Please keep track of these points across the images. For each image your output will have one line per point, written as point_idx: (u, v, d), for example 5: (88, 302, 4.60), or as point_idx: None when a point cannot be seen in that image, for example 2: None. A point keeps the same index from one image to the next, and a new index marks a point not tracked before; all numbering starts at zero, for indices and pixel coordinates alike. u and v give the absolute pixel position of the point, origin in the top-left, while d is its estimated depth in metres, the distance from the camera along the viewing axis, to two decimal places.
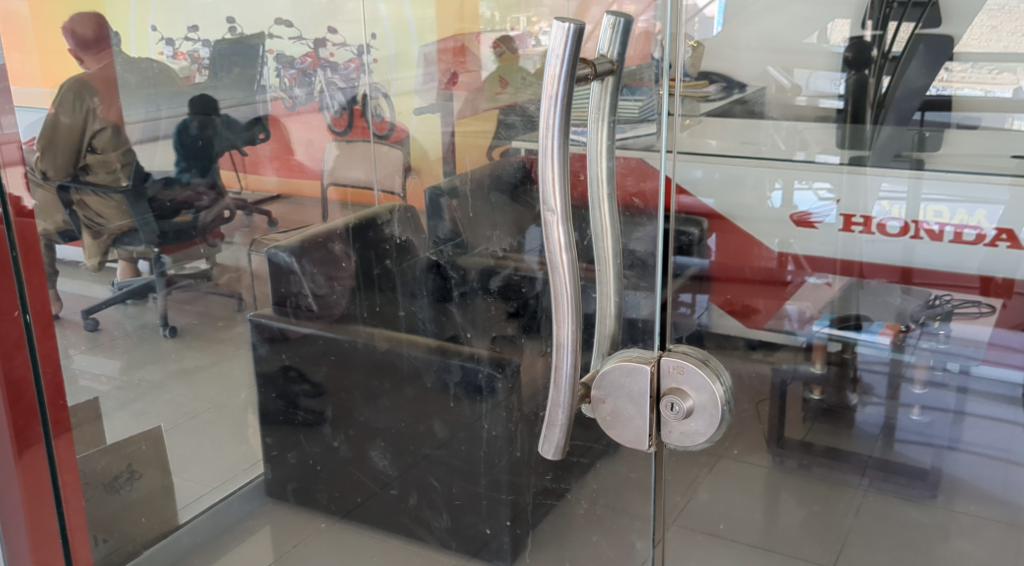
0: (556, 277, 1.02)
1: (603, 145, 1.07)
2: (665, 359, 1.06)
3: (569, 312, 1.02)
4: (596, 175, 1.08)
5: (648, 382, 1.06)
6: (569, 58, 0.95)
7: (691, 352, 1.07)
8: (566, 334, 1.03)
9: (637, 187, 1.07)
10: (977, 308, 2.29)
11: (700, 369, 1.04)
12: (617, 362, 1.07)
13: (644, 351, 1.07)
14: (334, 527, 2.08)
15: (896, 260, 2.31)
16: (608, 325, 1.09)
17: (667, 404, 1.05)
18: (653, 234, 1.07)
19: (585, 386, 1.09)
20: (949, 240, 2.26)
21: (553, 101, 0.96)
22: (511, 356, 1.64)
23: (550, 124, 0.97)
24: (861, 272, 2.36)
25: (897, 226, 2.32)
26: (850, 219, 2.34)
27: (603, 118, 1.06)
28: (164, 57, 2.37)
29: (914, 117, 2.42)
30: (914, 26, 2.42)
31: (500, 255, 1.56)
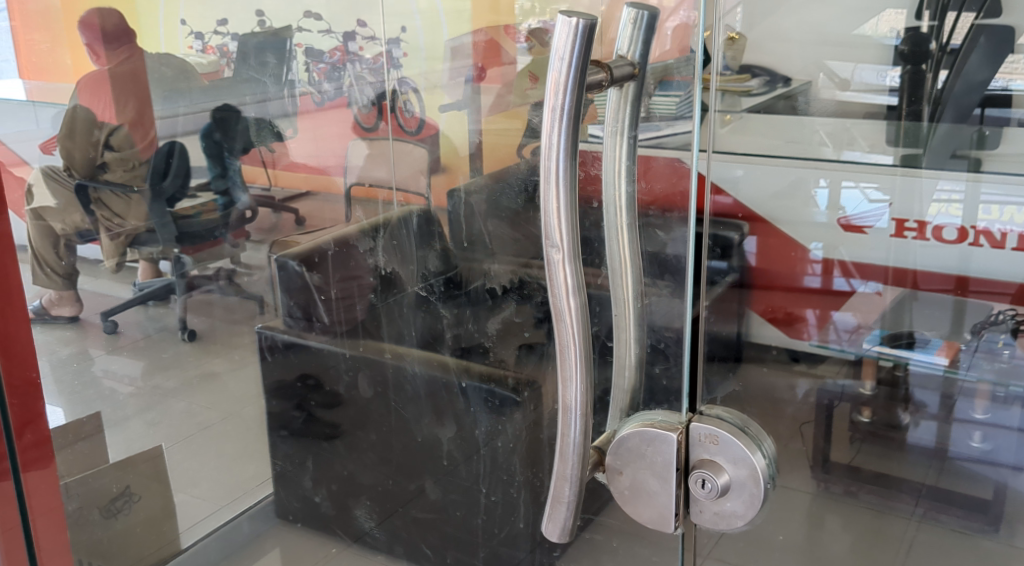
0: (558, 318, 0.89)
1: (622, 162, 0.91)
2: (696, 426, 0.94)
3: (574, 363, 0.90)
4: (613, 199, 0.93)
5: (674, 452, 0.94)
6: (576, 64, 0.82)
7: (728, 417, 0.93)
8: (572, 387, 0.90)
9: (660, 215, 0.90)
10: None
11: (735, 438, 0.92)
12: (636, 428, 0.96)
13: (669, 415, 0.95)
14: (344, 554, 1.89)
15: (951, 268, 2.23)
16: (625, 375, 0.96)
17: (699, 479, 0.93)
18: (680, 268, 0.90)
19: (599, 450, 0.99)
20: (1011, 248, 2.11)
21: (557, 116, 0.84)
22: (535, 377, 1.33)
23: (552, 142, 0.84)
24: (914, 284, 2.33)
25: (955, 232, 2.18)
26: (904, 224, 2.24)
27: (621, 131, 0.91)
28: (193, 50, 2.17)
29: (975, 113, 2.11)
30: (974, 15, 2.17)
31: (498, 287, 1.32)
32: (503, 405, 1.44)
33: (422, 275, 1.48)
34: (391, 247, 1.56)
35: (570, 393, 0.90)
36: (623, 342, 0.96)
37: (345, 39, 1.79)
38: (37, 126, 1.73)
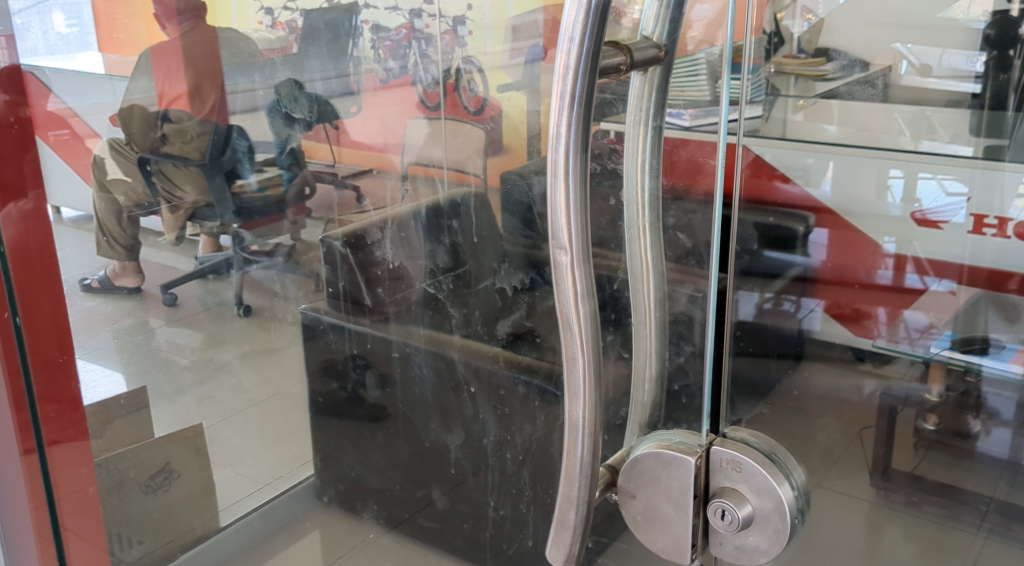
0: (569, 351, 0.67)
1: (641, 162, 0.71)
2: (720, 446, 0.73)
3: (587, 403, 0.68)
4: (632, 206, 0.72)
5: (693, 475, 0.73)
6: (589, 47, 0.61)
7: (756, 438, 0.73)
8: (582, 426, 0.68)
9: (680, 218, 0.70)
10: None
11: (764, 468, 0.71)
12: (652, 445, 0.74)
13: (690, 432, 0.73)
14: (379, 539, 1.90)
15: None
16: (630, 429, 0.76)
17: (716, 507, 0.73)
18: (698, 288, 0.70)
19: (612, 469, 0.76)
20: None
21: (568, 102, 0.62)
22: None
23: (557, 126, 0.63)
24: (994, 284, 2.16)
25: None
26: (983, 220, 2.10)
27: (646, 121, 0.70)
28: (261, 25, 1.55)
29: None
30: None
31: (507, 289, 1.18)
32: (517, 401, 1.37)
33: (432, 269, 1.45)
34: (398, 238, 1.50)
35: (579, 443, 0.69)
36: (637, 379, 0.75)
37: (409, 15, 1.38)
38: (114, 98, 1.54)
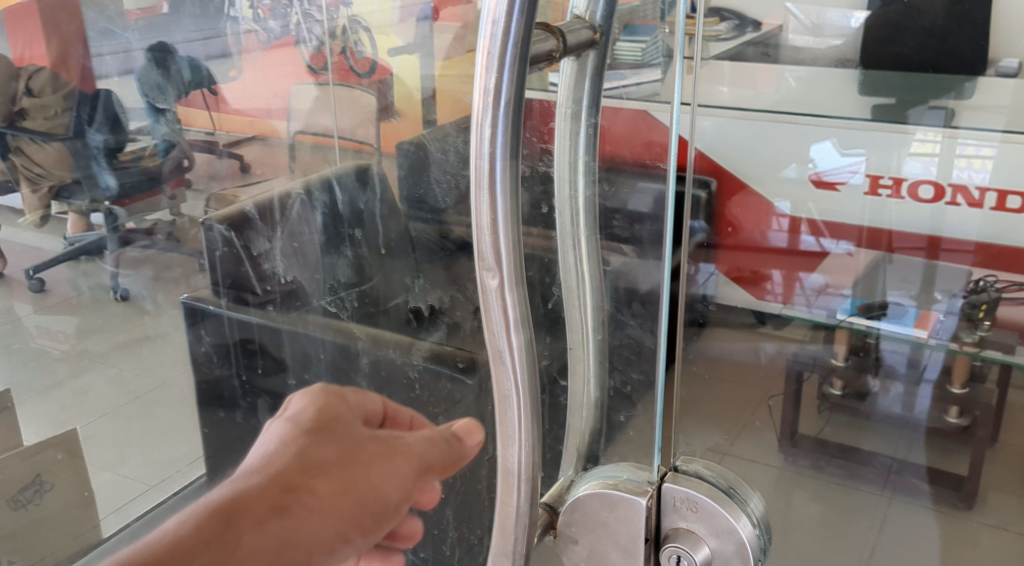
0: (502, 390, 0.56)
1: (572, 162, 0.61)
2: (670, 487, 0.62)
3: (523, 447, 0.57)
4: (564, 214, 0.62)
5: (641, 524, 0.62)
6: (516, 35, 0.51)
7: (711, 474, 0.63)
8: (520, 466, 0.57)
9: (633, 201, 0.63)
10: None
11: (725, 508, 0.61)
12: (594, 490, 0.63)
13: (637, 470, 0.63)
14: None
15: (924, 228, 2.09)
16: (566, 460, 0.65)
17: (670, 557, 0.62)
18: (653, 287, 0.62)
19: (550, 509, 0.65)
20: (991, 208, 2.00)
21: (499, 98, 0.52)
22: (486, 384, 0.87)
23: (483, 130, 0.52)
24: (890, 245, 2.17)
25: (931, 190, 2.06)
26: (878, 180, 2.09)
27: (578, 116, 0.61)
28: None
29: None
30: None
31: (419, 306, 1.28)
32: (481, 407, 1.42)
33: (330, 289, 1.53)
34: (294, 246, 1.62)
35: (519, 496, 0.58)
36: (574, 405, 0.65)
37: None
38: None
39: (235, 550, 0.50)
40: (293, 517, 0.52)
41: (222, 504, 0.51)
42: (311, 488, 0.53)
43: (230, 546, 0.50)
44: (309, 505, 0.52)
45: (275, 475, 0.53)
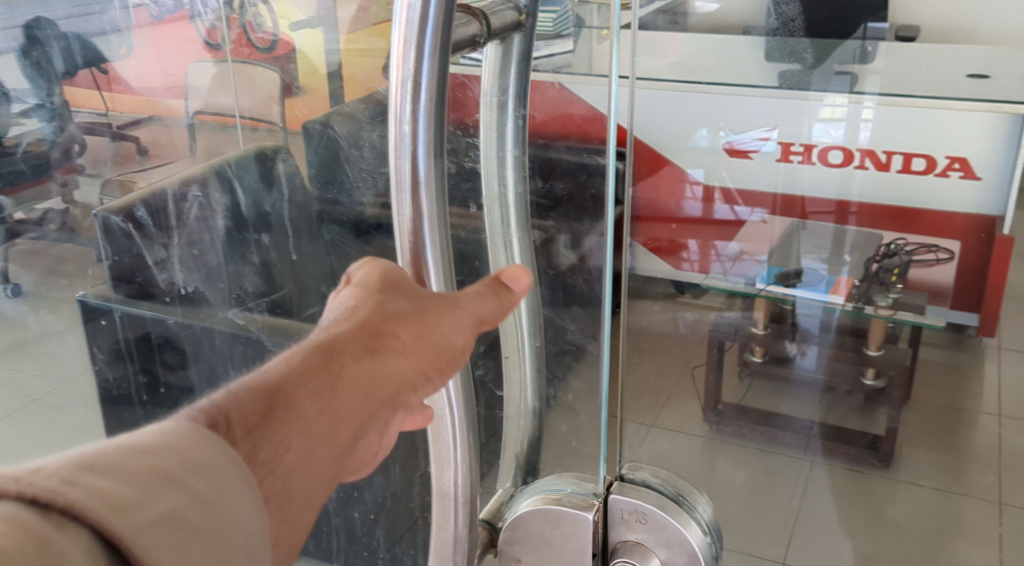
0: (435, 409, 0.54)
1: (500, 159, 0.59)
2: (616, 500, 0.61)
3: (460, 469, 0.56)
4: (493, 213, 0.60)
5: (589, 540, 0.61)
6: (435, 32, 0.48)
7: (658, 483, 0.61)
8: (457, 486, 0.57)
9: (572, 188, 0.58)
10: (933, 255, 2.08)
11: (674, 518, 0.59)
12: (536, 506, 0.61)
13: (581, 482, 0.62)
14: None
15: (832, 193, 2.17)
16: (503, 473, 0.65)
17: None
18: (593, 287, 0.58)
19: (489, 526, 0.64)
20: (897, 170, 2.08)
21: (419, 92, 0.48)
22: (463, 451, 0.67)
23: (402, 127, 0.49)
24: (803, 211, 2.21)
25: (840, 155, 2.12)
26: (790, 147, 2.15)
27: (504, 106, 0.57)
28: None
29: None
30: None
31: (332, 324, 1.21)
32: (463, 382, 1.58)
33: (236, 298, 1.50)
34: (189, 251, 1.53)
35: (458, 518, 0.58)
36: (510, 414, 0.64)
37: None
38: None
39: (330, 392, 0.46)
40: (382, 360, 0.48)
41: (311, 351, 0.47)
42: (398, 331, 0.49)
43: (326, 387, 0.46)
44: (397, 349, 0.49)
45: (360, 320, 0.49)
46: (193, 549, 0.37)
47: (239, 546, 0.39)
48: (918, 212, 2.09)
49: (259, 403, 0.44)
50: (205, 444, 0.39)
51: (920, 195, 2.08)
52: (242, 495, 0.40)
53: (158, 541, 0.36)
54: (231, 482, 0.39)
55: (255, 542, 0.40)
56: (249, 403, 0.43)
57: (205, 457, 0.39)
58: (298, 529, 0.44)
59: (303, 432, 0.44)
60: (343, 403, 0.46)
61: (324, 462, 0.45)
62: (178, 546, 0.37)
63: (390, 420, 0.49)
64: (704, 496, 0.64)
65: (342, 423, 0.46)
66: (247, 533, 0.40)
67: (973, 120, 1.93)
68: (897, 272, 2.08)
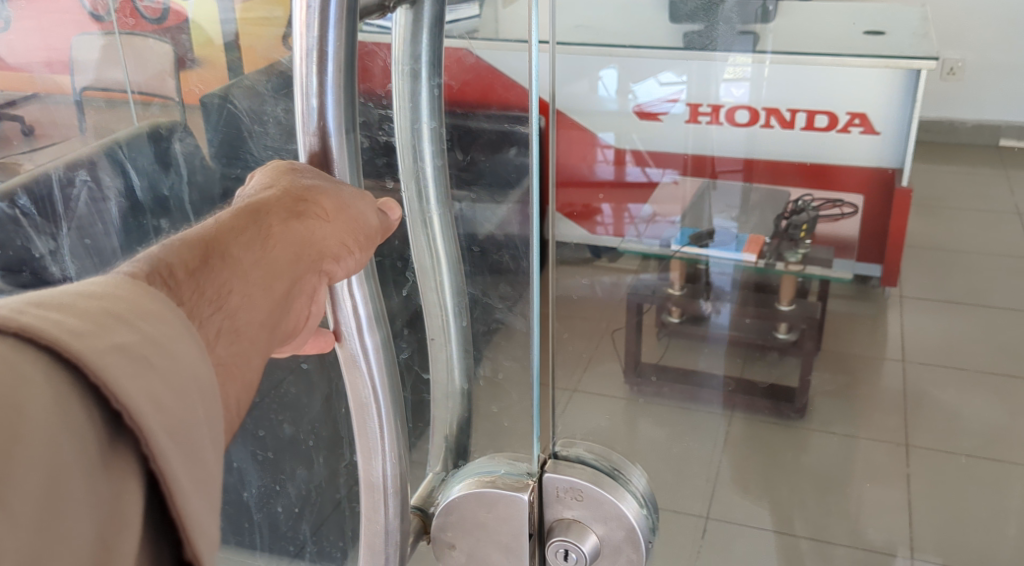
0: (360, 396, 0.54)
1: (415, 130, 0.56)
2: (551, 479, 0.61)
3: (388, 458, 0.56)
4: (410, 190, 0.57)
5: (524, 520, 0.61)
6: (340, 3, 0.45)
7: (592, 458, 0.62)
8: (384, 473, 0.56)
9: (493, 159, 0.56)
10: (839, 210, 2.14)
11: (609, 493, 0.59)
12: (469, 491, 0.61)
13: (514, 465, 0.62)
14: None
15: (739, 152, 2.20)
16: (433, 457, 0.64)
17: (558, 550, 0.61)
18: (520, 261, 0.57)
19: (421, 513, 0.64)
20: (801, 127, 2.12)
21: (325, 62, 0.46)
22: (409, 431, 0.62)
23: (310, 101, 0.47)
24: (713, 171, 2.24)
25: (747, 115, 2.14)
26: (698, 109, 2.15)
27: (417, 74, 0.54)
28: None
29: None
30: None
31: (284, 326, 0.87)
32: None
33: None
34: (87, 256, 0.95)
35: (390, 507, 0.58)
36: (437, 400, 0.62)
37: None
38: None
39: (258, 249, 0.46)
40: (306, 227, 0.48)
41: (237, 213, 0.47)
42: (320, 199, 0.48)
43: (252, 245, 0.46)
44: (319, 216, 0.49)
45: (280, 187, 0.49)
46: (149, 380, 0.34)
47: (194, 382, 0.37)
48: (822, 167, 2.15)
49: (195, 253, 0.44)
50: (146, 292, 0.37)
51: (823, 150, 2.13)
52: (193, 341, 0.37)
53: (112, 366, 0.33)
54: (182, 329, 0.37)
55: (205, 382, 0.37)
56: (184, 253, 0.43)
57: (148, 298, 0.37)
58: (248, 370, 0.44)
59: (236, 285, 0.44)
60: (270, 262, 0.46)
61: (261, 313, 0.45)
62: (136, 375, 0.34)
63: (317, 287, 0.49)
64: (639, 468, 0.64)
65: (265, 281, 0.46)
66: (198, 374, 0.37)
67: (874, 76, 1.98)
68: (806, 229, 2.13)
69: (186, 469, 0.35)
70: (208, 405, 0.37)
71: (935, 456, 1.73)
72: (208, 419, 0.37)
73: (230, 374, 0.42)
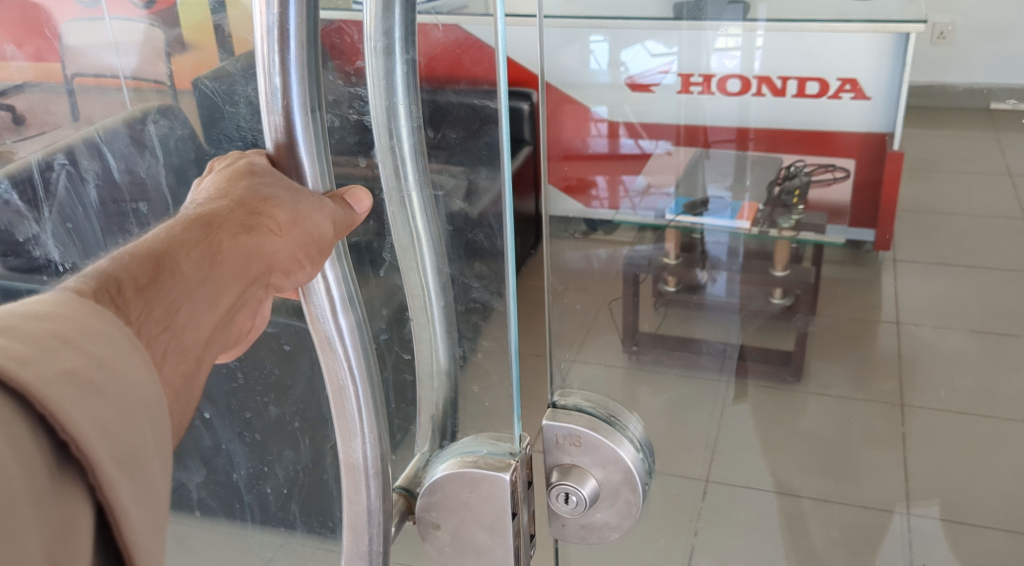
0: (336, 380, 0.49)
1: (388, 100, 0.49)
2: (547, 425, 0.54)
3: (369, 440, 0.51)
4: (387, 167, 0.50)
5: (508, 499, 0.54)
6: None
7: (589, 404, 0.54)
8: (363, 455, 0.51)
9: (465, 140, 0.49)
10: (831, 174, 2.14)
11: (607, 439, 0.52)
12: (451, 470, 0.54)
13: (498, 443, 0.55)
14: None
15: (732, 121, 2.21)
16: (419, 436, 0.56)
17: (556, 496, 0.54)
18: (494, 241, 0.50)
19: (406, 493, 0.57)
20: (792, 95, 2.13)
21: (285, 36, 0.41)
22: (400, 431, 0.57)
23: (272, 80, 0.42)
24: (706, 140, 2.26)
25: (738, 83, 2.15)
26: (689, 78, 2.18)
27: (391, 50, 0.47)
28: None
29: None
30: None
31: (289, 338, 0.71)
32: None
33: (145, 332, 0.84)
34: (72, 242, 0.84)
35: (371, 491, 0.52)
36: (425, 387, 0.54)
37: None
38: None
39: (209, 264, 0.43)
40: (257, 240, 0.45)
41: (186, 225, 0.44)
42: (273, 211, 0.45)
43: (202, 260, 0.43)
44: (272, 230, 0.45)
45: (226, 196, 0.45)
46: (97, 408, 0.32)
47: (142, 411, 0.34)
48: (814, 133, 2.16)
49: (145, 265, 0.41)
50: (94, 313, 0.34)
51: (814, 118, 2.13)
52: (146, 377, 0.35)
53: (58, 394, 0.31)
54: (134, 363, 0.34)
55: (155, 407, 0.35)
56: (133, 267, 0.40)
57: (92, 321, 0.34)
58: (191, 396, 0.41)
59: (187, 301, 0.41)
60: (220, 278, 0.43)
61: (207, 331, 0.42)
62: (82, 402, 0.31)
63: (263, 300, 0.46)
64: (636, 413, 0.57)
65: (218, 299, 0.43)
66: (148, 400, 0.34)
67: (864, 43, 1.99)
68: (798, 194, 2.16)
69: (132, 490, 0.33)
70: (156, 427, 0.35)
71: (936, 414, 1.75)
72: (157, 437, 0.35)
73: (177, 394, 0.40)
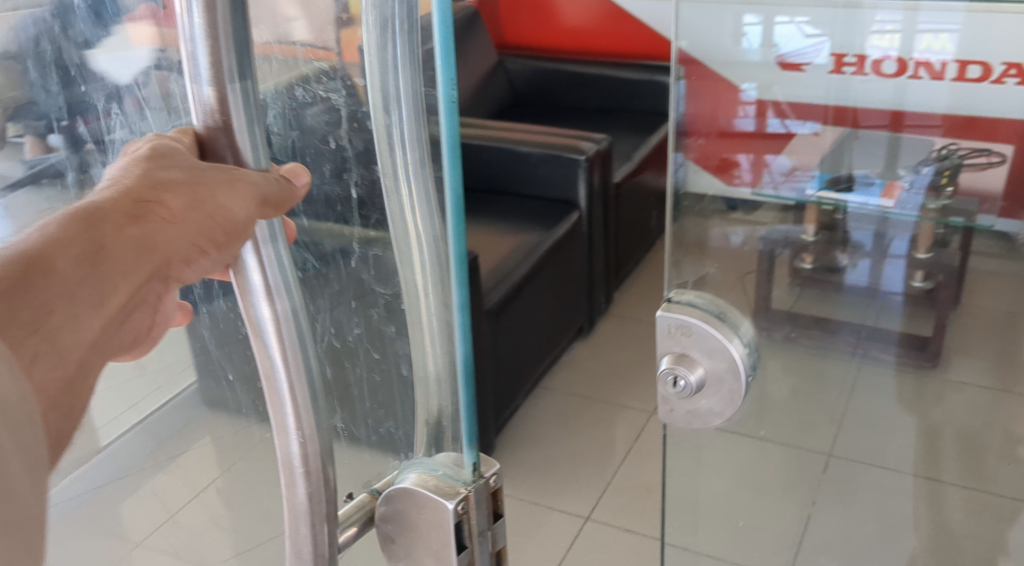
0: (269, 379, 0.45)
1: (386, 76, 0.43)
2: (660, 315, 0.61)
3: (299, 443, 0.46)
4: (386, 165, 0.44)
5: (453, 517, 0.48)
6: None
7: (701, 300, 0.62)
8: (298, 447, 0.46)
9: (416, 128, 0.43)
10: (983, 156, 1.91)
11: (716, 329, 0.59)
12: (408, 484, 0.49)
13: (449, 458, 0.49)
14: None
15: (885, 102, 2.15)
16: (418, 443, 0.50)
17: (664, 379, 0.61)
18: (438, 233, 0.44)
19: (376, 495, 0.52)
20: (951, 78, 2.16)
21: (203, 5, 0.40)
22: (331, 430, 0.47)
23: (190, 46, 0.41)
24: (857, 120, 2.14)
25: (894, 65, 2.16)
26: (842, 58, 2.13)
27: (388, 27, 0.42)
28: None
29: None
30: None
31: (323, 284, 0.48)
32: (554, 272, 1.76)
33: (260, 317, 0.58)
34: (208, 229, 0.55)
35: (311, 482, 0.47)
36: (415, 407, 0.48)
37: None
38: None
39: (95, 262, 0.42)
40: (149, 229, 0.43)
41: (70, 217, 0.42)
42: (164, 200, 0.43)
43: (86, 258, 0.41)
44: (164, 217, 0.43)
45: (122, 191, 0.43)
46: None
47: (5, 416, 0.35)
48: None
49: (17, 264, 0.40)
50: None
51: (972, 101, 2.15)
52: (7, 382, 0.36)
53: None
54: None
55: (23, 408, 0.36)
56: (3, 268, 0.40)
57: None
58: (72, 399, 0.41)
59: (66, 299, 0.41)
60: (108, 275, 0.42)
61: (92, 332, 0.42)
62: None
63: (162, 291, 0.45)
64: (748, 316, 0.64)
65: (98, 299, 0.42)
66: (11, 396, 0.36)
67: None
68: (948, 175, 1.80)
69: None
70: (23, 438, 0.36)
71: None
72: (27, 441, 0.36)
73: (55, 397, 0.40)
